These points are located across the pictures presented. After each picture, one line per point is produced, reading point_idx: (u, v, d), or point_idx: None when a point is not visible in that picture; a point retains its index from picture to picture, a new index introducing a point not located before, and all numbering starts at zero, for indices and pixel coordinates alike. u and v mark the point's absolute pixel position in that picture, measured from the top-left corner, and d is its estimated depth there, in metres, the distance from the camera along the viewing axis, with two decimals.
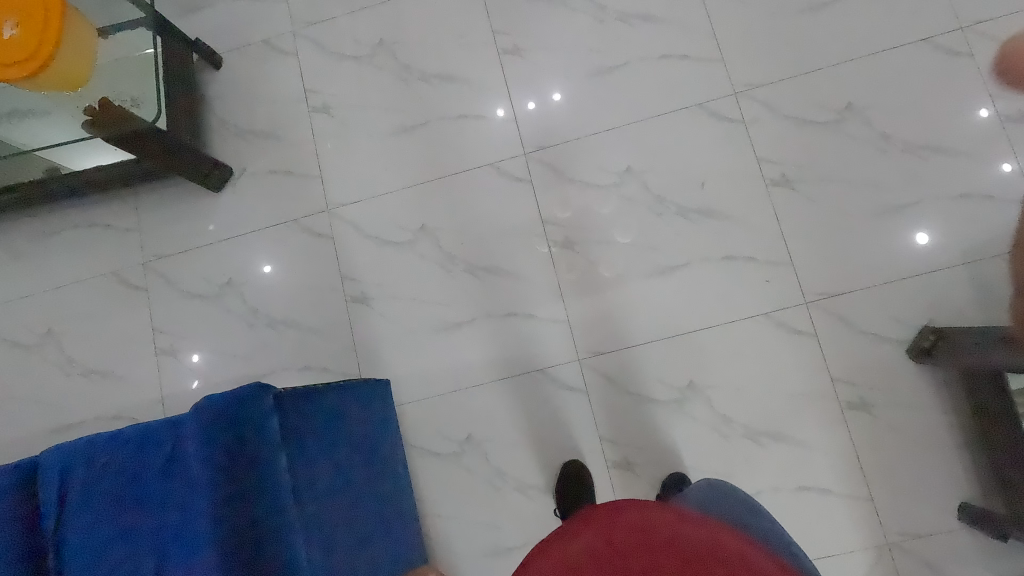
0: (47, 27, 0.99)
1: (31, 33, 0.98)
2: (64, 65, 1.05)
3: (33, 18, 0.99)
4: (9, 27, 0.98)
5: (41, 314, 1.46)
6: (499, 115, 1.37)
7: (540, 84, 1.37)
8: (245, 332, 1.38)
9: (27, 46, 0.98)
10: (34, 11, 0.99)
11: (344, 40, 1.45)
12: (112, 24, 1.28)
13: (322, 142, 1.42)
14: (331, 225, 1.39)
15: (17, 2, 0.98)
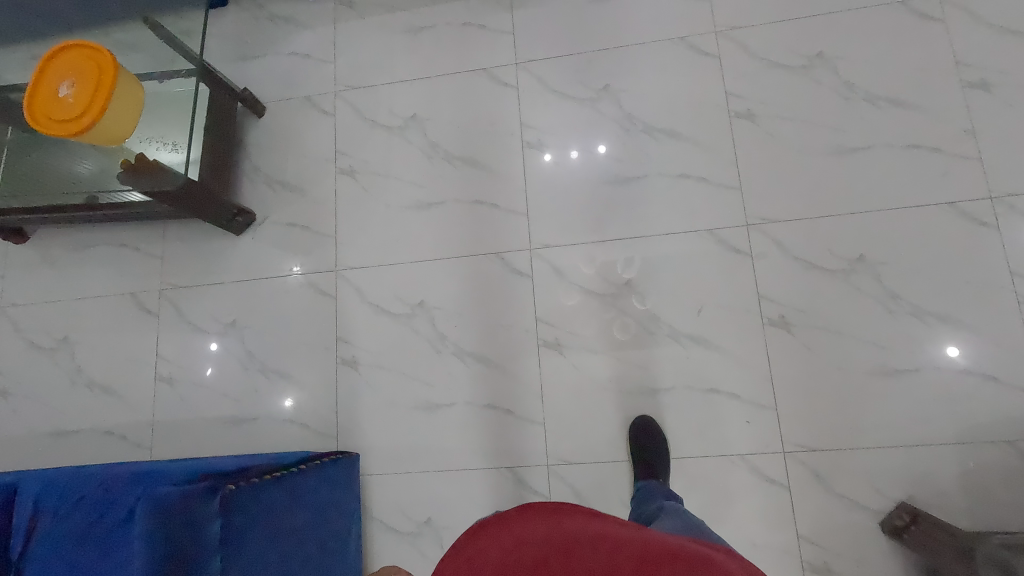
0: (99, 83, 1.07)
1: (86, 91, 1.07)
2: (112, 122, 1.12)
3: (89, 77, 1.07)
4: (66, 88, 1.07)
5: (61, 322, 1.56)
6: (546, 159, 1.40)
7: (587, 134, 1.40)
8: (240, 374, 1.44)
9: (79, 104, 1.06)
10: (91, 71, 1.08)
11: (380, 109, 1.51)
12: (163, 73, 1.37)
13: (342, 204, 1.48)
14: (337, 285, 1.44)
15: (75, 66, 1.08)
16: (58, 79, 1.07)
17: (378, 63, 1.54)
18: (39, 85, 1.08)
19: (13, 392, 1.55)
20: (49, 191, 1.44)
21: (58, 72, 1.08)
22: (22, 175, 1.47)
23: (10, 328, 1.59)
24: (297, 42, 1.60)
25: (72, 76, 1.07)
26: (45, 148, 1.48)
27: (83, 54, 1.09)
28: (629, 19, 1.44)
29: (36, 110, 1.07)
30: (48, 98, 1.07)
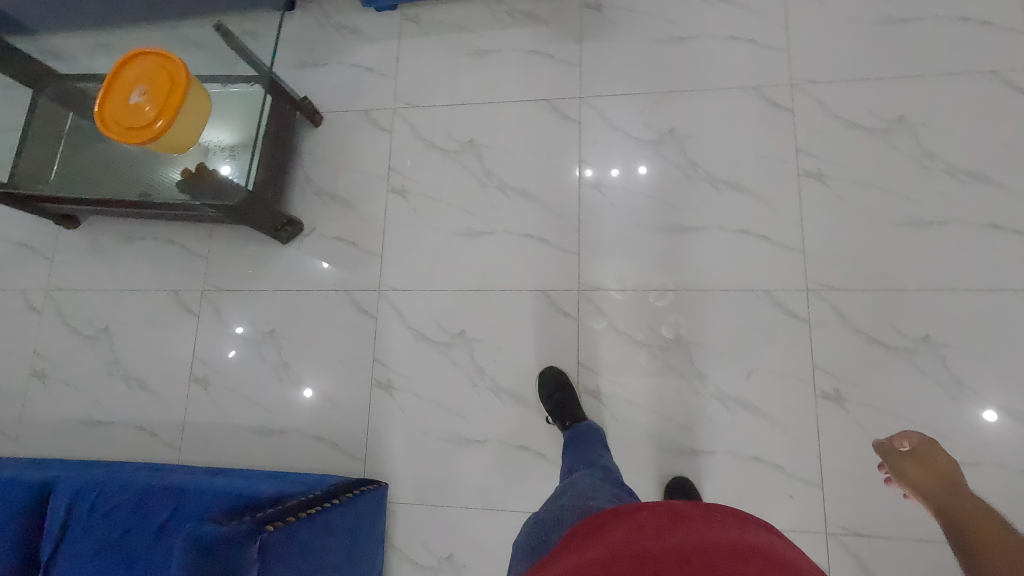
0: (172, 93, 1.06)
1: (157, 100, 1.06)
2: (180, 131, 1.12)
3: (161, 87, 1.07)
4: (137, 95, 1.07)
5: (103, 311, 1.58)
6: (584, 174, 1.40)
7: (628, 154, 1.39)
8: (273, 384, 1.44)
9: (149, 112, 1.06)
10: (163, 80, 1.07)
11: (437, 130, 1.50)
12: (226, 78, 1.37)
13: (391, 224, 1.47)
14: (379, 306, 1.43)
15: (147, 73, 1.08)
16: (130, 87, 1.07)
17: (439, 83, 1.53)
18: (111, 91, 1.08)
19: (51, 375, 1.57)
20: (105, 184, 1.45)
21: (131, 79, 1.08)
22: (79, 165, 1.48)
23: (54, 312, 1.60)
24: (360, 53, 1.59)
25: (144, 84, 1.07)
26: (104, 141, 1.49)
27: (157, 62, 1.09)
28: (700, 63, 1.40)
29: (106, 117, 1.07)
30: (120, 105, 1.07)
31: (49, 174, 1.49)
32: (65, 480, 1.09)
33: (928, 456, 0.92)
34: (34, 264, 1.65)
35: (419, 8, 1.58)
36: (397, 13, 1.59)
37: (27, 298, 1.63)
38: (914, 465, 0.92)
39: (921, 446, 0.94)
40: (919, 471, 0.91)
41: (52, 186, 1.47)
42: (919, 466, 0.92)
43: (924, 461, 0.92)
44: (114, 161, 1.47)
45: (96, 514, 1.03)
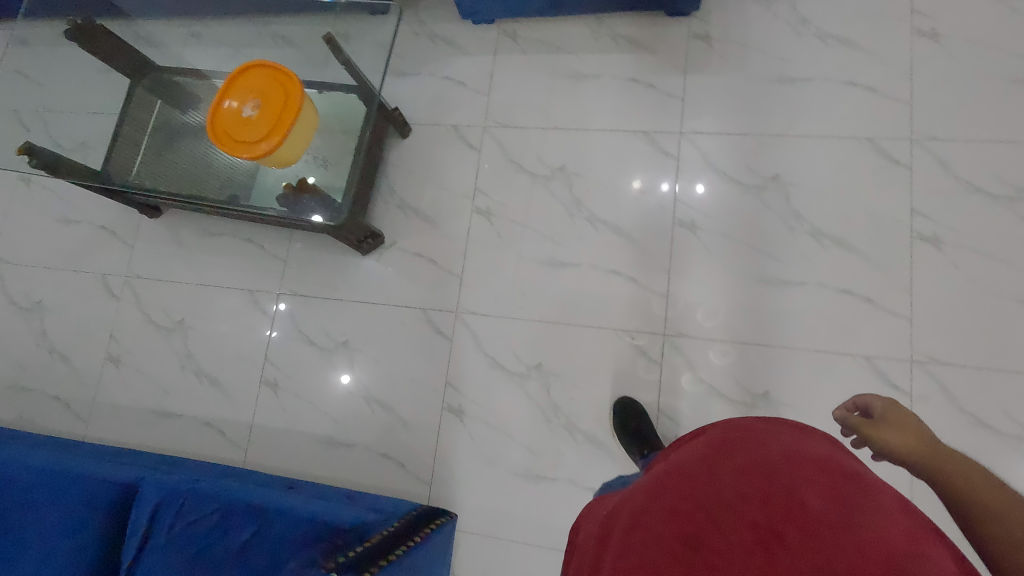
0: (283, 115, 1.04)
1: (268, 119, 1.04)
2: (289, 146, 1.09)
3: (274, 106, 1.04)
4: (250, 108, 1.05)
5: (179, 303, 1.59)
6: (635, 185, 1.39)
7: (687, 172, 1.37)
8: (343, 395, 1.44)
9: (262, 128, 1.03)
10: (278, 98, 1.04)
11: (528, 153, 1.47)
12: (325, 84, 1.37)
13: (473, 244, 1.45)
14: (455, 328, 1.41)
15: (260, 85, 1.06)
16: (244, 96, 1.05)
17: (533, 104, 1.49)
18: (225, 96, 1.07)
19: (125, 361, 1.59)
20: (197, 183, 1.45)
21: (247, 88, 1.06)
22: (174, 161, 1.49)
23: (132, 300, 1.63)
24: (453, 66, 1.56)
25: (257, 98, 1.05)
26: (201, 140, 1.50)
27: (275, 76, 1.06)
28: (812, 107, 1.34)
29: (215, 121, 1.06)
30: (230, 114, 1.05)
31: (145, 167, 1.50)
32: (156, 479, 1.11)
33: (905, 423, 0.69)
34: (116, 250, 1.68)
35: (517, 24, 1.54)
36: (494, 27, 1.56)
37: (107, 282, 1.66)
38: (888, 436, 0.69)
39: (891, 412, 0.71)
40: (901, 448, 0.67)
41: (147, 179, 1.48)
42: (899, 435, 0.68)
43: (904, 430, 0.68)
44: (209, 161, 1.47)
45: (189, 518, 1.05)
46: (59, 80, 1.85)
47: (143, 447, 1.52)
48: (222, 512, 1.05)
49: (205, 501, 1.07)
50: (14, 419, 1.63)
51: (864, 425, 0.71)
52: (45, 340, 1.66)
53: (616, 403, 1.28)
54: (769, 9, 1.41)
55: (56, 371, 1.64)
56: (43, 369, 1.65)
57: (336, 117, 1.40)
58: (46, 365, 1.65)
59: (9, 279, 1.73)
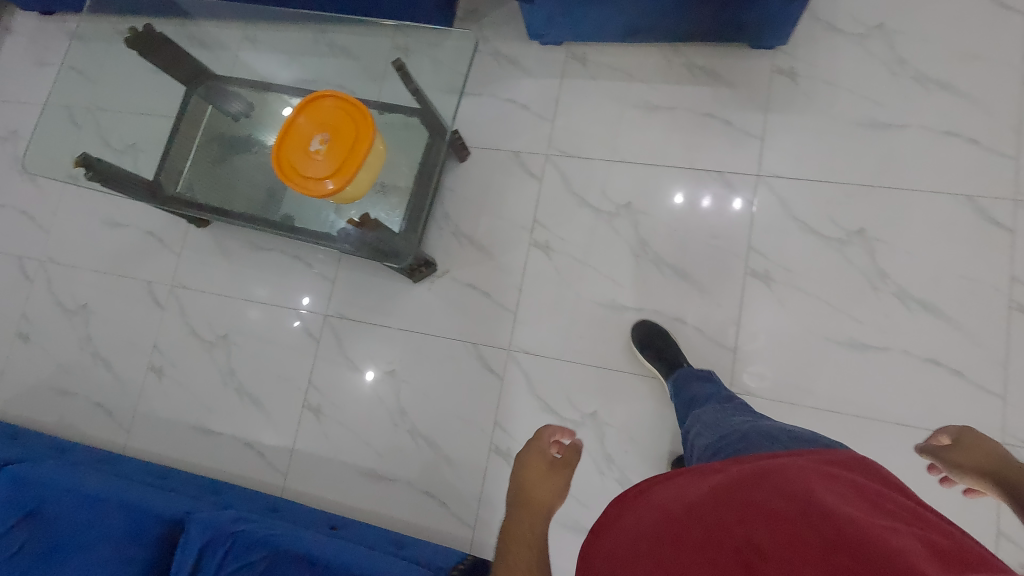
0: (352, 154, 0.99)
1: (337, 157, 0.99)
2: (357, 182, 1.04)
3: (344, 143, 0.99)
4: (318, 143, 1.00)
5: (224, 317, 1.57)
6: (676, 200, 1.35)
7: (730, 180, 1.33)
8: (387, 428, 1.40)
9: (330, 164, 0.99)
10: (348, 135, 0.99)
11: (592, 186, 1.40)
12: (386, 105, 1.31)
13: (529, 279, 1.39)
14: (507, 367, 1.36)
15: (329, 118, 1.01)
16: (314, 128, 1.01)
17: (600, 134, 1.42)
18: (293, 124, 1.02)
19: (168, 373, 1.57)
20: (248, 201, 1.41)
21: (318, 120, 1.01)
22: (228, 176, 1.45)
23: (176, 310, 1.60)
24: (517, 88, 1.49)
25: (327, 133, 1.00)
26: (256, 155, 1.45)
27: (348, 110, 1.01)
28: (905, 157, 1.25)
29: (280, 151, 1.01)
30: (297, 145, 1.01)
31: (197, 181, 1.46)
32: (202, 516, 1.09)
33: (977, 444, 0.83)
34: (162, 257, 1.65)
35: (587, 47, 1.47)
36: (562, 49, 1.48)
37: (152, 290, 1.64)
38: (958, 454, 0.84)
39: (964, 435, 0.85)
40: (968, 465, 0.83)
41: (199, 194, 1.44)
42: (965, 453, 0.83)
43: (972, 449, 0.83)
44: (265, 178, 1.43)
45: (232, 563, 1.03)
46: (113, 77, 1.83)
47: (182, 463, 1.50)
48: (264, 562, 1.02)
49: (247, 547, 1.04)
50: (56, 422, 1.62)
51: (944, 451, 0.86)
52: (89, 345, 1.65)
53: (674, 461, 1.23)
54: (864, 45, 1.31)
55: (98, 377, 1.62)
56: (85, 374, 1.63)
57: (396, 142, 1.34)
58: (88, 370, 1.63)
59: (56, 280, 1.72)
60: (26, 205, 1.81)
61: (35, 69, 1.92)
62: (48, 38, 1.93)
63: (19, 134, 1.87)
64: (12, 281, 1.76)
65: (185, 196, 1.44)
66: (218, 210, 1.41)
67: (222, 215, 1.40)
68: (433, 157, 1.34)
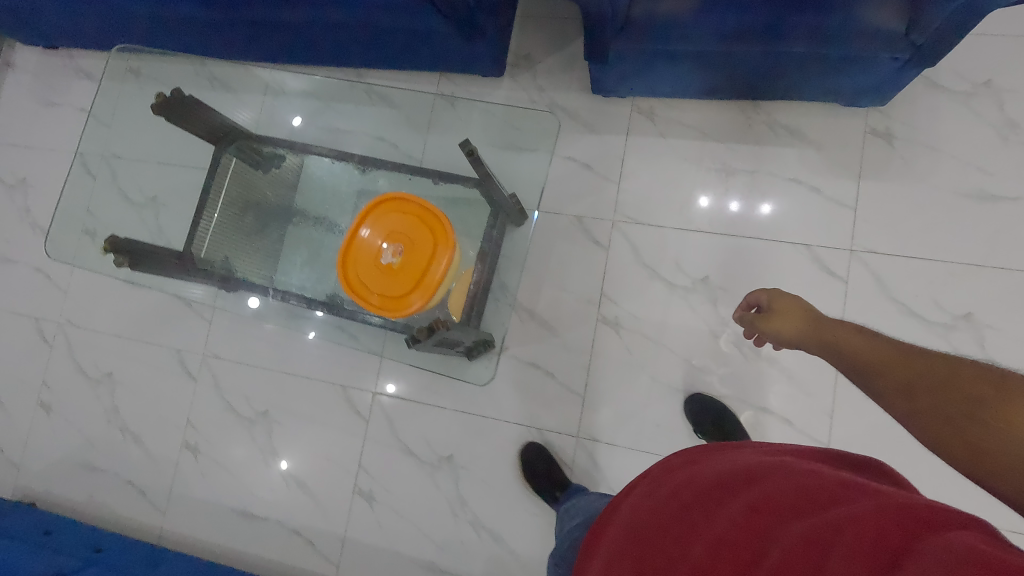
0: (430, 269, 0.87)
1: (412, 273, 0.88)
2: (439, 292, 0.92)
3: (420, 256, 0.87)
4: (391, 254, 0.89)
5: (262, 392, 1.46)
6: (702, 203, 1.29)
7: (751, 188, 1.27)
8: (447, 519, 1.31)
9: (410, 278, 0.88)
10: (423, 246, 0.87)
11: (665, 258, 1.29)
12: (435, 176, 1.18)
13: (598, 359, 1.29)
14: (576, 457, 1.26)
15: (398, 225, 0.89)
16: (382, 235, 0.89)
17: (673, 199, 1.31)
18: (359, 232, 0.91)
19: (204, 451, 1.47)
20: (295, 275, 1.34)
21: (387, 226, 0.90)
22: (268, 247, 1.37)
23: (210, 383, 1.50)
24: (578, 145, 1.37)
25: (397, 244, 0.88)
26: (297, 224, 1.38)
27: (421, 212, 0.89)
28: (1017, 232, 1.15)
29: (347, 263, 0.91)
30: (366, 256, 0.90)
31: (234, 250, 1.37)
32: None
33: (790, 308, 0.82)
34: (188, 322, 1.53)
35: (655, 100, 1.34)
36: (627, 101, 1.36)
37: (181, 359, 1.52)
38: (780, 325, 0.82)
39: (778, 302, 0.85)
40: (787, 331, 0.81)
41: (238, 266, 1.36)
42: (787, 323, 0.81)
43: (786, 315, 0.81)
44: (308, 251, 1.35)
45: None
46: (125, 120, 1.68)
47: (227, 550, 1.41)
48: None
49: None
50: (86, 500, 1.53)
51: (763, 320, 0.85)
52: (116, 418, 1.54)
53: None
54: (968, 105, 1.20)
55: (128, 453, 1.52)
56: (114, 450, 1.53)
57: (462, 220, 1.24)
58: (117, 445, 1.53)
59: (76, 344, 1.61)
60: (38, 260, 1.67)
61: (41, 110, 1.77)
62: (52, 74, 1.78)
63: (27, 183, 1.74)
64: (30, 344, 1.64)
65: (222, 269, 1.36)
66: (260, 285, 1.34)
67: (264, 293, 1.33)
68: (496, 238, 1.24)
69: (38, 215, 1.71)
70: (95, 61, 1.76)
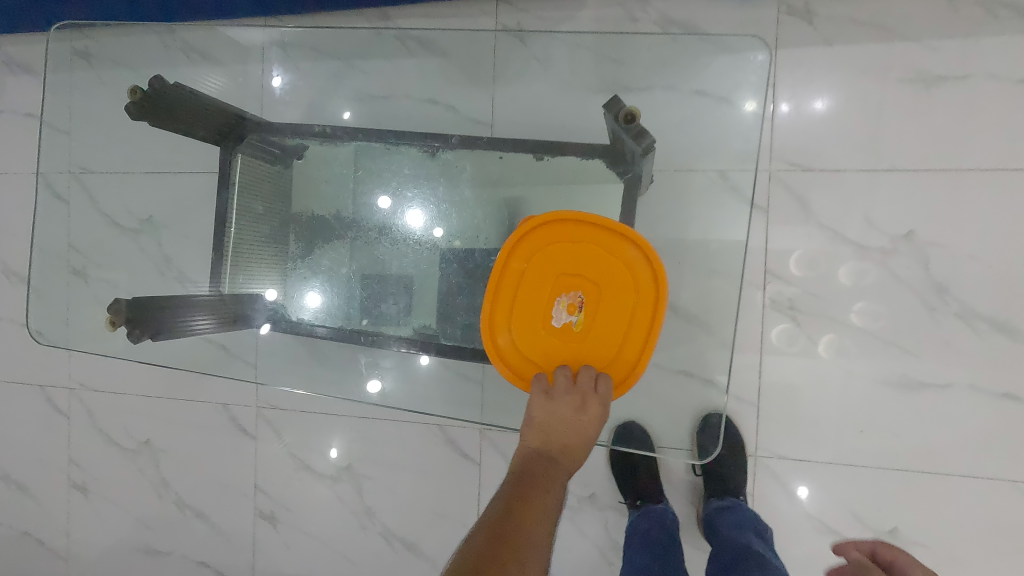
0: (614, 359, 0.87)
1: (589, 347, 0.87)
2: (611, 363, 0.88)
3: (602, 334, 0.87)
4: (569, 313, 0.88)
5: (339, 441, 1.19)
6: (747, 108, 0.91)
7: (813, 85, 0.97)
8: (600, 569, 1.08)
9: (588, 338, 0.88)
10: (607, 309, 0.87)
11: (849, 215, 0.97)
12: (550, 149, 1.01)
13: (771, 357, 1.00)
14: (756, 480, 1.01)
15: (580, 284, 0.88)
16: (561, 278, 0.88)
17: (852, 133, 0.97)
18: (533, 260, 0.89)
19: (284, 519, 1.22)
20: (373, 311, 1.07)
21: (576, 266, 0.88)
22: (297, 273, 1.10)
23: (273, 439, 1.22)
24: None
25: (576, 301, 0.88)
26: (335, 242, 1.10)
27: (629, 267, 0.87)
28: None
29: (505, 287, 0.89)
30: (535, 291, 0.89)
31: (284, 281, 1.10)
32: None
33: None
34: None
35: None
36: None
37: (230, 414, 1.24)
38: None
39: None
40: None
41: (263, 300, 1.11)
42: None
43: None
44: (343, 272, 1.09)
45: None
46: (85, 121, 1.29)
47: None
48: None
49: None
50: None
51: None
52: (167, 492, 1.29)
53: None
54: None
55: (192, 531, 1.27)
56: (174, 528, 1.28)
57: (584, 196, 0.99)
58: (177, 523, 1.28)
59: (97, 410, 1.32)
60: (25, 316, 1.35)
61: None
62: None
63: None
64: (43, 417, 1.35)
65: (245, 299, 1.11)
66: (286, 322, 1.09)
67: (290, 331, 1.08)
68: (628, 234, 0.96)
69: (10, 259, 1.36)
70: (27, 46, 1.34)
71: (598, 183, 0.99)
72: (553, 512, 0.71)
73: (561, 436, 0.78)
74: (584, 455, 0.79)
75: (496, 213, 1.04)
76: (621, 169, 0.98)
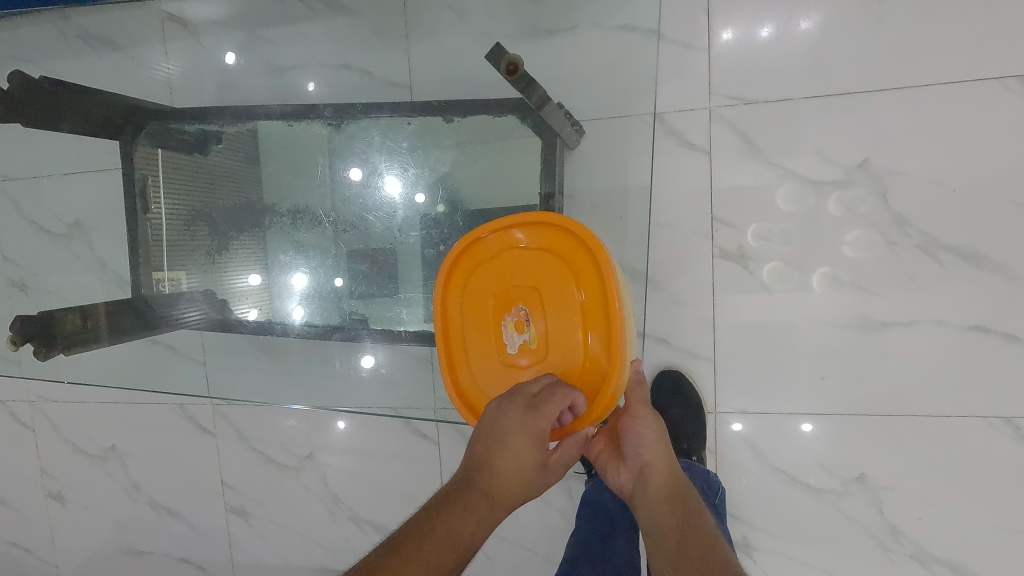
0: (585, 366, 0.73)
1: (557, 360, 0.74)
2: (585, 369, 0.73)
3: (563, 340, 0.74)
4: (519, 333, 0.76)
5: (297, 433, 1.16)
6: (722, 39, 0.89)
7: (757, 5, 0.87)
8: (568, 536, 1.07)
9: (551, 351, 0.74)
10: (559, 309, 0.74)
11: (798, 150, 0.89)
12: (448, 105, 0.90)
13: (725, 310, 0.95)
14: (715, 436, 0.98)
15: (523, 293, 0.75)
16: (502, 293, 0.76)
17: (798, 57, 0.88)
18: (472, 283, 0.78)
19: (254, 513, 1.22)
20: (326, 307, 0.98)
21: (516, 276, 0.76)
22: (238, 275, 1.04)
23: (232, 436, 1.20)
24: None
25: (523, 314, 0.75)
26: (273, 228, 1.02)
27: (568, 258, 0.74)
28: None
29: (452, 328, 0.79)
30: (481, 319, 0.78)
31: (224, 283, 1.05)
32: None
33: None
34: None
35: None
36: None
37: (189, 414, 1.21)
38: None
39: None
40: None
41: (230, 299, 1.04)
42: None
43: None
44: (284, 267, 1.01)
45: None
46: None
47: None
48: None
49: None
50: None
51: None
52: (139, 494, 1.28)
53: (987, 519, 0.91)
54: None
55: (169, 530, 1.28)
56: (152, 529, 1.29)
57: (497, 154, 0.88)
58: (154, 524, 1.29)
59: (59, 421, 1.30)
60: None
61: None
62: None
63: None
64: (8, 431, 1.34)
65: (219, 300, 1.05)
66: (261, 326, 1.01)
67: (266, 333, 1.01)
68: (551, 190, 0.85)
69: None
70: None
71: (509, 136, 0.88)
72: (443, 560, 0.57)
73: (485, 458, 0.63)
74: (517, 487, 0.62)
75: (407, 185, 0.93)
76: (527, 120, 0.86)
